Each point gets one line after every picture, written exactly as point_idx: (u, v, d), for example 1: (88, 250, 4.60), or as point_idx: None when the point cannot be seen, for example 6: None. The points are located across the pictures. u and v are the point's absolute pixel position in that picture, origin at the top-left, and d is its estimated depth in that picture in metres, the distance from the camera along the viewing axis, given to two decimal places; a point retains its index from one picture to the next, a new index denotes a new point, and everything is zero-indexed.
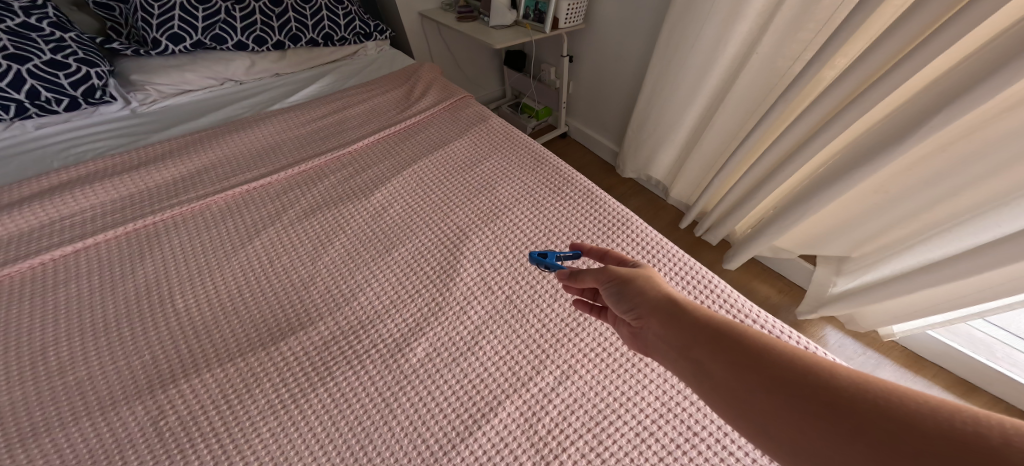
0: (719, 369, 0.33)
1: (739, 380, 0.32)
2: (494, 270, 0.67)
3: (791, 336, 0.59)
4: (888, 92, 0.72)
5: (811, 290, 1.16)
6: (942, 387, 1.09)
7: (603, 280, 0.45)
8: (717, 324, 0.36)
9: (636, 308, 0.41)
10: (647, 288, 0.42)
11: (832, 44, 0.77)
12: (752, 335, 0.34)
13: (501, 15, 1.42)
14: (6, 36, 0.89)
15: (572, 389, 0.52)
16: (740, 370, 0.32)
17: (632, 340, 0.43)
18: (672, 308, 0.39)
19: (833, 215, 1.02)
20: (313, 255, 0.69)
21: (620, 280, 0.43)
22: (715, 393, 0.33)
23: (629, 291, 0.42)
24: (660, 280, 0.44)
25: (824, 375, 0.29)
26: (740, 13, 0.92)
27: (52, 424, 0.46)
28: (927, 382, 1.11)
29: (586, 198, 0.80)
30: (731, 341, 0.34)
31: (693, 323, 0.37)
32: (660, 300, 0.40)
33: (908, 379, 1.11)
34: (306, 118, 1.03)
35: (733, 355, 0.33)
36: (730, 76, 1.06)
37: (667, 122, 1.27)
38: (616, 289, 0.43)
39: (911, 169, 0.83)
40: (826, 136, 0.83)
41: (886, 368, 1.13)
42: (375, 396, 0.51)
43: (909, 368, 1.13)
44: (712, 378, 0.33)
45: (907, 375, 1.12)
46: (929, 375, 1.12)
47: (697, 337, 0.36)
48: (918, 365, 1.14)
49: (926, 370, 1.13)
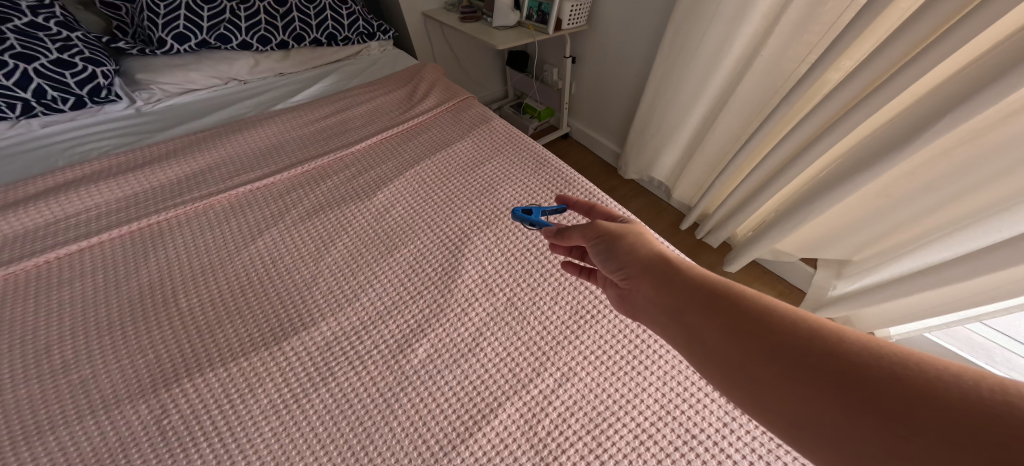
0: (717, 335, 0.33)
1: (736, 347, 0.32)
2: (495, 273, 0.67)
3: None
4: (892, 96, 0.71)
5: (811, 293, 1.17)
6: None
7: (591, 237, 0.46)
8: (708, 282, 0.38)
9: (625, 267, 0.43)
10: (636, 247, 0.43)
11: (836, 47, 0.76)
12: (740, 290, 0.36)
13: (504, 15, 1.41)
14: (13, 35, 0.90)
15: (572, 391, 0.52)
16: (738, 335, 0.32)
17: (620, 301, 0.45)
18: (662, 269, 0.40)
19: (832, 218, 1.02)
20: (317, 256, 0.69)
21: (608, 235, 0.45)
22: (711, 361, 0.33)
23: (619, 250, 0.44)
24: (649, 236, 0.45)
25: (826, 340, 0.30)
26: (744, 15, 0.92)
27: (57, 422, 0.47)
28: None
29: (587, 200, 0.80)
30: (726, 300, 0.35)
31: (686, 283, 0.38)
32: (649, 260, 0.42)
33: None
34: (308, 118, 1.03)
35: (731, 320, 0.33)
36: (734, 78, 1.06)
37: (670, 123, 1.26)
38: (604, 246, 0.45)
39: (911, 173, 0.83)
40: (830, 139, 0.83)
41: None
42: (377, 396, 0.51)
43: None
44: (710, 346, 0.34)
45: None
46: None
47: (693, 301, 0.36)
48: None
49: None
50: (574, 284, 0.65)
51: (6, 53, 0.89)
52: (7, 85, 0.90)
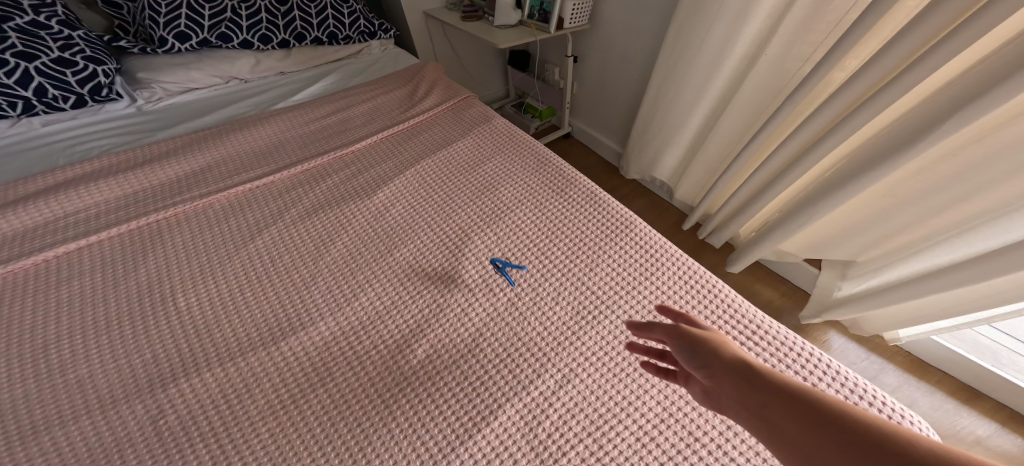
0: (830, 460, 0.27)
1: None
2: (495, 273, 0.66)
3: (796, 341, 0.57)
4: (899, 95, 0.70)
5: (815, 295, 1.16)
6: (945, 393, 1.08)
7: (671, 334, 0.41)
8: (816, 398, 0.31)
9: (709, 366, 0.37)
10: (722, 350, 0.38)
11: (842, 45, 0.75)
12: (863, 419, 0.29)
13: (506, 15, 1.41)
14: (15, 34, 0.89)
15: (573, 393, 0.52)
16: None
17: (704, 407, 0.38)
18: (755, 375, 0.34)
19: (838, 218, 1.01)
20: (315, 255, 0.69)
21: (691, 336, 0.40)
22: None
23: (702, 350, 0.39)
24: (739, 342, 0.40)
25: None
26: (749, 14, 0.91)
27: (52, 421, 0.46)
28: (931, 387, 1.09)
29: (589, 200, 0.79)
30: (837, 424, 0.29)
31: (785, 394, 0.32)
32: (742, 370, 0.35)
33: (911, 385, 1.10)
34: (309, 116, 1.03)
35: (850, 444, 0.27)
36: (738, 77, 1.05)
37: (672, 123, 1.26)
38: (685, 344, 0.40)
39: (917, 174, 0.82)
40: (835, 138, 0.82)
41: (889, 373, 1.12)
42: (375, 397, 0.51)
43: (912, 373, 1.12)
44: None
45: (909, 380, 1.11)
46: (933, 381, 1.11)
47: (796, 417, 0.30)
48: (922, 370, 1.13)
49: (929, 376, 1.11)
50: (575, 285, 0.64)
51: (7, 51, 0.88)
52: (8, 83, 0.90)
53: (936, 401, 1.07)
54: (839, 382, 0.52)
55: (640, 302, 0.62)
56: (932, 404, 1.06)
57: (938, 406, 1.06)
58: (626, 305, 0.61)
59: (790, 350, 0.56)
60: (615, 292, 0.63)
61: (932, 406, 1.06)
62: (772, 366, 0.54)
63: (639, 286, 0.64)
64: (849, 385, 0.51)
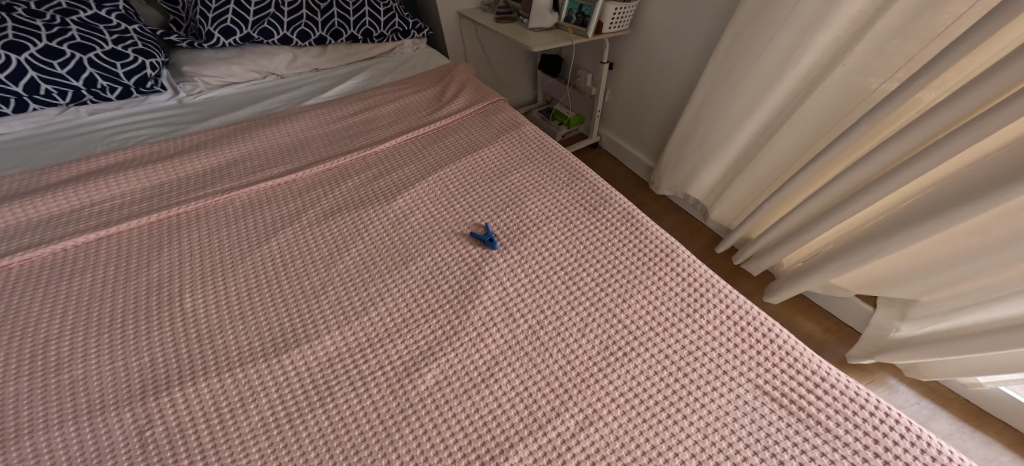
0: None
1: None
2: (517, 295, 0.61)
3: (848, 386, 0.48)
4: (1000, 127, 0.60)
5: (869, 334, 1.06)
6: (1003, 445, 0.94)
7: None
8: None
9: None
10: None
11: (940, 62, 0.66)
12: None
13: (542, 17, 1.36)
14: (75, 27, 0.93)
15: (596, 439, 0.45)
16: None
17: None
18: None
19: (907, 255, 0.89)
20: (329, 261, 0.66)
21: None
22: None
23: None
24: None
25: None
26: (826, 20, 0.82)
27: (44, 423, 0.44)
28: (987, 438, 0.96)
29: (623, 220, 0.73)
30: None
31: None
32: None
33: (964, 434, 0.97)
34: (337, 114, 1.01)
35: None
36: (799, 91, 0.96)
37: (717, 137, 1.17)
38: None
39: (1005, 215, 0.71)
40: (923, 165, 0.71)
41: (940, 419, 0.99)
42: (376, 422, 0.46)
43: (968, 421, 0.99)
44: None
45: (962, 429, 0.97)
46: (990, 431, 0.97)
47: None
48: (979, 418, 0.99)
49: (987, 425, 0.98)
50: (603, 315, 0.58)
51: (65, 43, 0.91)
52: (61, 73, 0.92)
53: (990, 452, 0.93)
54: (919, 448, 0.42)
55: (678, 341, 0.54)
56: (986, 455, 0.93)
57: (991, 458, 0.92)
58: (662, 343, 0.54)
59: (859, 405, 0.47)
60: (650, 329, 0.56)
61: (985, 457, 0.93)
62: (836, 424, 0.45)
63: (678, 321, 0.56)
64: (931, 452, 0.42)
